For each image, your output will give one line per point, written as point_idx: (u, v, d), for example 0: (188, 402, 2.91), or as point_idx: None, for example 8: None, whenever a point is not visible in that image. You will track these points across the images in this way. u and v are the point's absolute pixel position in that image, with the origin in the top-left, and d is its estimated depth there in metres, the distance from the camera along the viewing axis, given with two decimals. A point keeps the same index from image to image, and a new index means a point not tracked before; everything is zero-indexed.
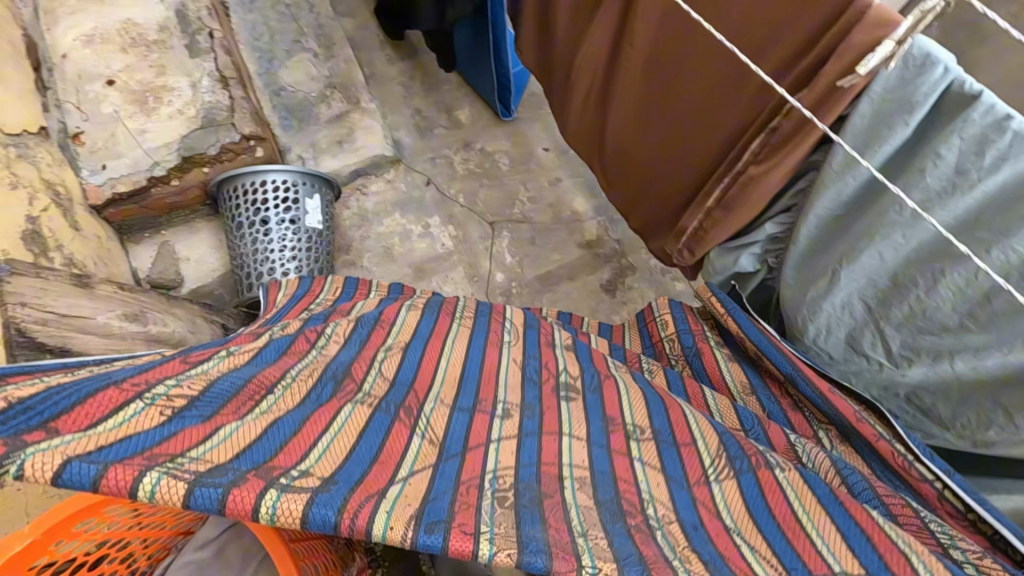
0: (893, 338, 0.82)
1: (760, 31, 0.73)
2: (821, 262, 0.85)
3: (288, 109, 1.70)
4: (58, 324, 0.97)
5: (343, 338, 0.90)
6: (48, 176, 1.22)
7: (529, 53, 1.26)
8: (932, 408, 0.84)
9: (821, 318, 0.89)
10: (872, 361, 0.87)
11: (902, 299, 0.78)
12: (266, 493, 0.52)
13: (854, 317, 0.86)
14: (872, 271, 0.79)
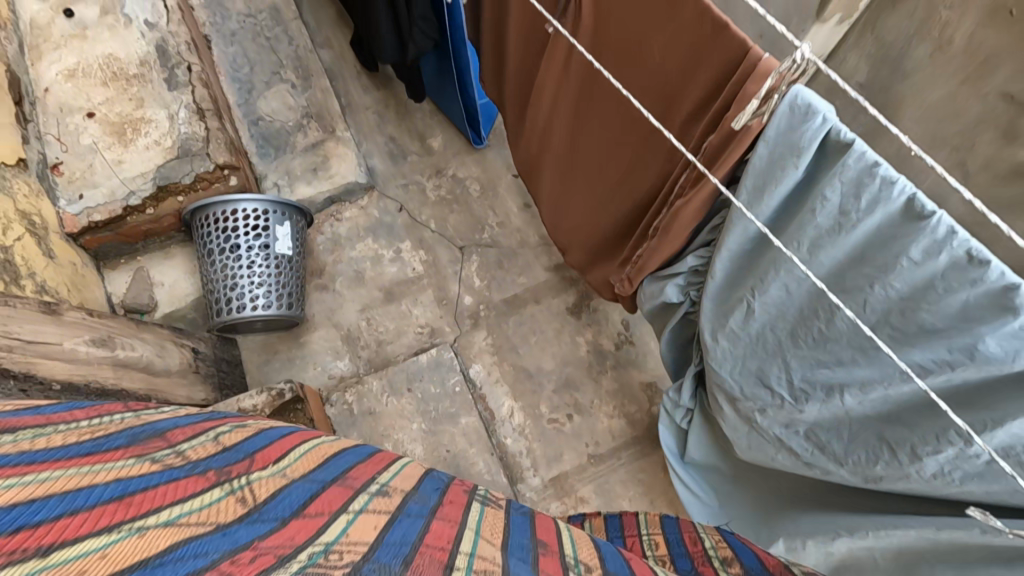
0: (796, 371, 0.87)
1: (684, 71, 0.79)
2: (735, 295, 0.91)
3: (265, 138, 1.79)
4: (23, 350, 1.00)
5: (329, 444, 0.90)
6: (24, 206, 1.28)
7: (491, 82, 1.32)
8: (827, 444, 0.90)
9: (741, 347, 0.93)
10: (777, 395, 0.92)
11: (808, 332, 0.81)
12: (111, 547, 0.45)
13: (766, 350, 0.90)
14: (780, 302, 0.83)
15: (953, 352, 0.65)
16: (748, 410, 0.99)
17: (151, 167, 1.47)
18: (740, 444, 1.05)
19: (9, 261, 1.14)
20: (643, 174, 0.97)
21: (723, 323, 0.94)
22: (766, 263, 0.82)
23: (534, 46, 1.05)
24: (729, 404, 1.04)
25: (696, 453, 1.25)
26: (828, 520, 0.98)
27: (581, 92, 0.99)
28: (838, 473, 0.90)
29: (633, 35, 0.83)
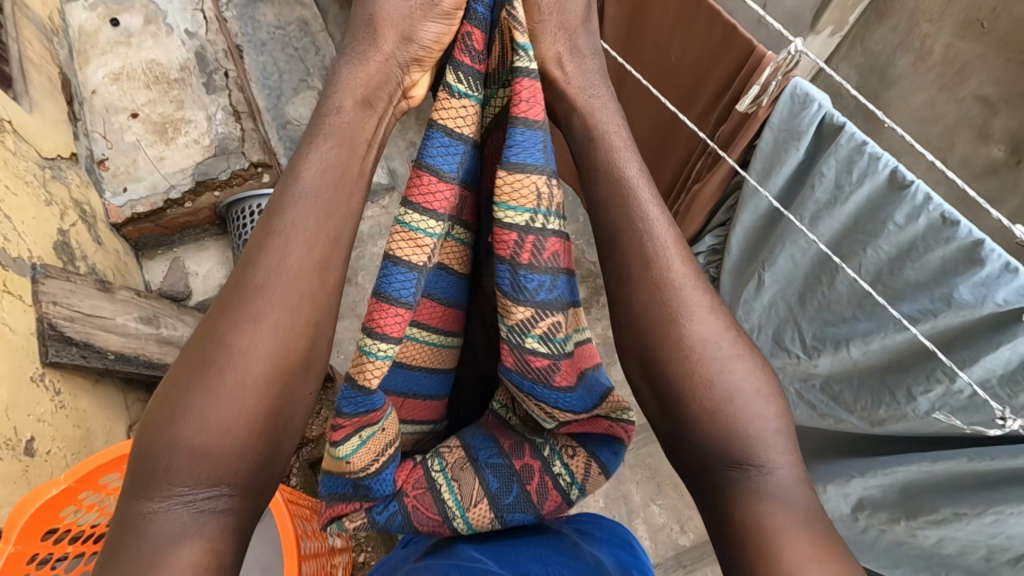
0: (807, 332, 0.98)
1: (699, 67, 0.90)
2: (751, 266, 1.02)
3: (293, 141, 1.89)
4: (83, 322, 1.09)
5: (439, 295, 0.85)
6: (76, 195, 1.37)
7: None
8: (840, 394, 0.99)
9: (756, 315, 1.05)
10: (792, 354, 1.02)
11: (815, 296, 0.94)
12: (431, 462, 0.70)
13: (779, 315, 1.02)
14: (789, 272, 0.96)
15: (935, 301, 0.75)
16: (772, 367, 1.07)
17: (191, 163, 1.58)
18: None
19: (67, 243, 1.22)
20: (668, 160, 1.09)
21: (739, 295, 1.06)
22: (777, 236, 0.95)
23: None
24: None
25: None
26: (842, 467, 1.07)
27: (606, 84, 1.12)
28: (848, 420, 0.98)
29: (656, 37, 0.96)
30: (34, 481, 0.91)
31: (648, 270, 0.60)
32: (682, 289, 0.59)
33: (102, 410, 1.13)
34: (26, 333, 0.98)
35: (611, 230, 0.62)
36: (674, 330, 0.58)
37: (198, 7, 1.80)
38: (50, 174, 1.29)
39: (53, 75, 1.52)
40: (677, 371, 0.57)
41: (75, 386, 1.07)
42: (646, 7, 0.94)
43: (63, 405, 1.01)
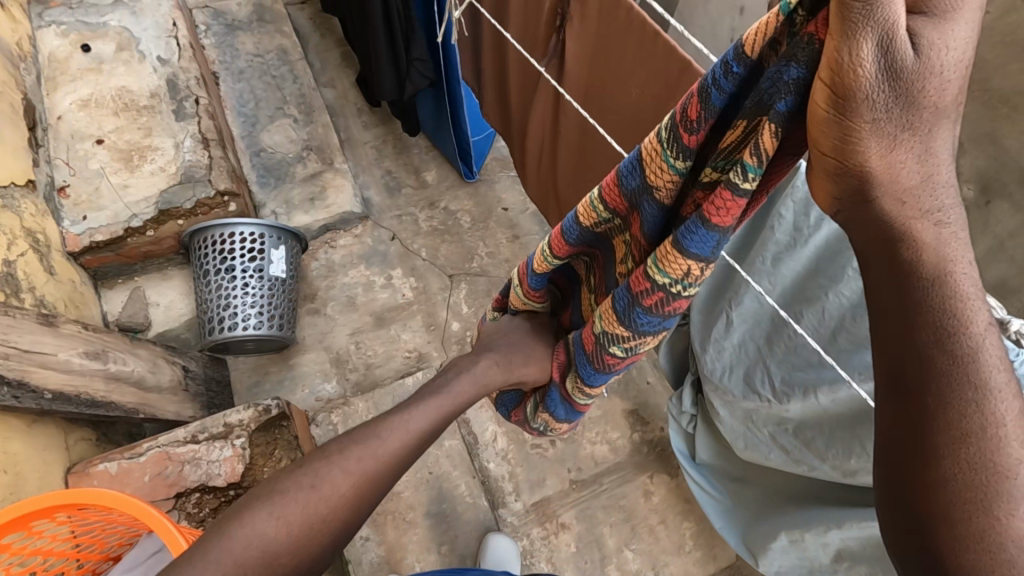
0: (775, 374, 0.92)
1: (651, 110, 0.89)
2: (718, 305, 1.00)
3: (266, 168, 1.87)
4: (19, 359, 1.03)
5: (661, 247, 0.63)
6: (29, 224, 1.32)
7: (491, 108, 1.43)
8: (812, 439, 0.91)
9: (725, 355, 1.00)
10: (762, 398, 0.96)
11: (781, 338, 0.89)
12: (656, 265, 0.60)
13: (749, 356, 0.96)
14: (756, 312, 0.92)
15: None
16: (745, 408, 1.02)
17: (155, 191, 1.54)
18: (738, 446, 1.07)
19: (12, 275, 1.18)
20: None
21: (709, 334, 1.02)
22: (738, 278, 0.92)
23: (530, 83, 1.22)
24: (727, 406, 1.06)
25: (705, 453, 1.30)
26: (818, 514, 1.03)
27: (573, 120, 1.14)
28: (821, 469, 0.92)
29: (611, 79, 0.95)
30: None
31: (957, 440, 0.41)
32: (1013, 474, 0.41)
33: (36, 452, 1.06)
34: None
35: (918, 384, 0.42)
36: (979, 520, 0.40)
37: (172, 34, 1.79)
38: (1, 203, 1.25)
39: (15, 102, 1.49)
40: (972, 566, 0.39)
41: (6, 427, 1.01)
42: (603, 42, 0.93)
43: None
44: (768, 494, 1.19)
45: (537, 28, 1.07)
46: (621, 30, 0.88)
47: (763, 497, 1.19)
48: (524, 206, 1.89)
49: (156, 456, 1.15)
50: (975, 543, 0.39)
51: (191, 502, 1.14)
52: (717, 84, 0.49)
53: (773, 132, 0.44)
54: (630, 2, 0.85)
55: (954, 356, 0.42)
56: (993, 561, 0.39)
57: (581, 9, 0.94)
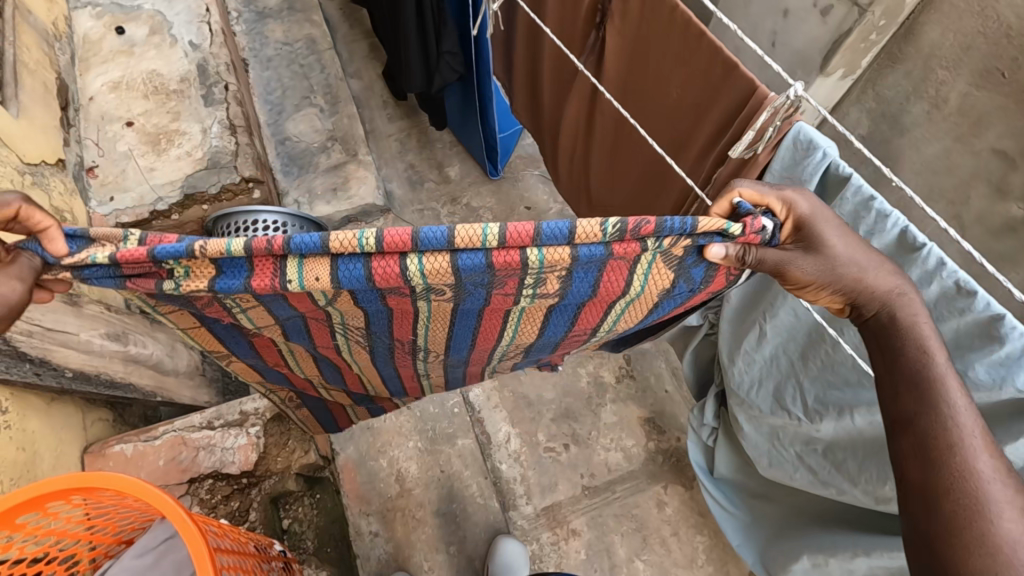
0: (808, 393, 0.89)
1: (692, 109, 0.86)
2: (751, 316, 0.96)
3: (291, 157, 1.87)
4: (41, 336, 1.03)
5: (535, 291, 0.68)
6: (58, 204, 1.33)
7: (521, 99, 1.45)
8: (843, 462, 0.88)
9: (755, 369, 0.98)
10: (793, 416, 0.93)
11: (816, 354, 0.85)
12: (416, 301, 0.68)
13: (780, 371, 0.93)
14: (790, 326, 0.88)
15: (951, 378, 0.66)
16: (771, 425, 0.99)
17: (180, 176, 1.54)
18: (760, 461, 1.04)
19: None
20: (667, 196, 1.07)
21: (739, 344, 0.99)
22: (775, 289, 0.88)
23: (565, 79, 1.21)
24: (752, 421, 1.04)
25: (724, 469, 1.26)
26: (843, 540, 1.01)
27: (609, 118, 1.13)
28: (852, 493, 0.88)
29: (653, 76, 0.93)
30: None
31: (941, 443, 0.57)
32: (977, 465, 0.55)
33: (52, 430, 1.07)
34: None
35: (911, 412, 0.60)
36: (946, 500, 0.55)
37: (204, 20, 1.79)
38: (31, 180, 1.26)
39: (49, 81, 1.51)
40: (938, 530, 0.55)
41: (25, 404, 1.01)
42: (645, 39, 0.91)
43: (8, 425, 0.95)
44: (788, 511, 1.17)
45: (576, 23, 1.06)
46: (667, 25, 0.85)
47: (785, 515, 1.17)
48: (548, 206, 1.86)
49: (171, 440, 1.14)
50: (943, 518, 0.55)
51: (204, 488, 1.14)
52: (676, 231, 0.58)
53: (707, 224, 0.59)
54: (675, 1, 0.82)
55: (937, 384, 0.59)
56: (960, 525, 0.53)
57: (623, 7, 0.92)
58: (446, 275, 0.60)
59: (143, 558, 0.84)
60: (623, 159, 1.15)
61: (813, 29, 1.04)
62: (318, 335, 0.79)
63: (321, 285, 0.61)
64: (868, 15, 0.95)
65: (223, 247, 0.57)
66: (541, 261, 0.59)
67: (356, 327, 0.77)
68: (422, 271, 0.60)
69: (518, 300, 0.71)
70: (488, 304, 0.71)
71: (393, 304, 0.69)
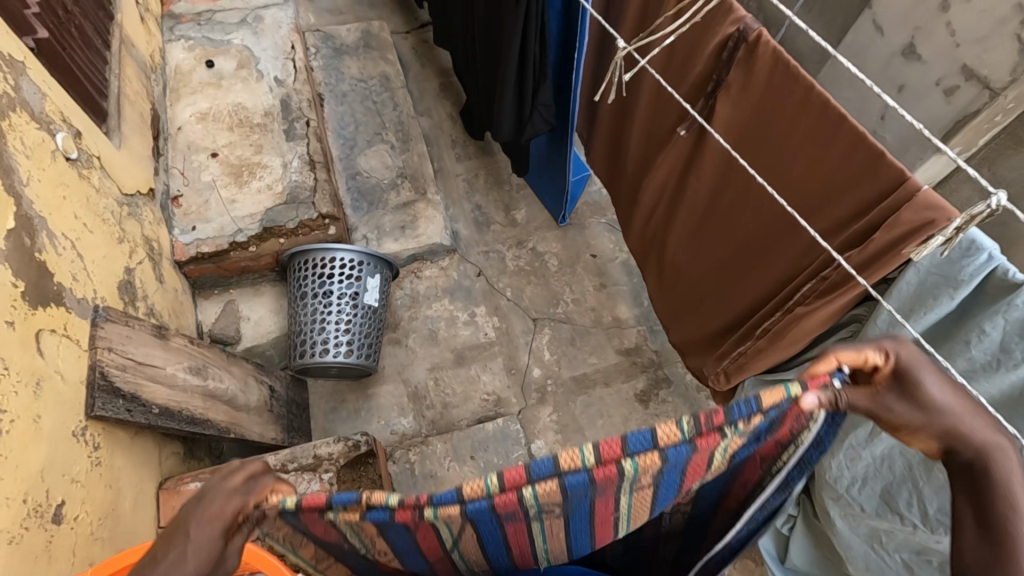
0: (930, 502, 0.84)
1: (818, 190, 0.85)
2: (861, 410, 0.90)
3: (361, 192, 1.88)
4: (133, 370, 1.03)
5: (646, 484, 0.59)
6: (148, 233, 1.35)
7: (599, 146, 1.47)
8: None
9: (860, 467, 0.92)
10: (907, 522, 0.88)
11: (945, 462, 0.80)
12: (531, 510, 0.60)
13: (893, 472, 0.88)
14: None
15: None
16: (874, 528, 0.93)
17: (261, 209, 1.56)
18: (855, 564, 0.98)
19: (130, 283, 1.20)
20: (762, 272, 1.04)
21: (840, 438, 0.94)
22: None
23: (659, 139, 1.20)
24: (847, 520, 0.97)
25: (797, 560, 1.18)
26: None
27: (704, 184, 1.11)
28: None
29: (771, 151, 0.91)
30: (79, 555, 0.85)
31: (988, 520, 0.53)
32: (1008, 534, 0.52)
33: (136, 465, 1.06)
34: (76, 380, 0.93)
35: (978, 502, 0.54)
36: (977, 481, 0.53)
37: (290, 56, 1.84)
38: (127, 211, 1.28)
39: (145, 111, 1.56)
40: None
41: (113, 439, 1.00)
42: (765, 113, 0.90)
43: (99, 462, 0.94)
44: None
45: (684, 87, 1.06)
46: (797, 103, 0.84)
47: None
48: (614, 254, 1.84)
49: None
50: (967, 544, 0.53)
51: None
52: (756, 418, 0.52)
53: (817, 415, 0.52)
54: (811, 80, 0.81)
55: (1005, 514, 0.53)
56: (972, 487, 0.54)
57: (743, 78, 0.91)
58: (553, 484, 0.53)
59: None
60: (711, 227, 1.13)
61: (933, 106, 1.04)
62: (428, 550, 0.74)
63: (471, 491, 0.55)
64: (999, 98, 0.94)
65: (381, 496, 0.58)
66: (630, 467, 0.53)
67: (476, 544, 0.73)
68: (536, 491, 0.54)
69: (620, 501, 0.63)
70: (588, 511, 0.64)
71: (508, 520, 0.62)
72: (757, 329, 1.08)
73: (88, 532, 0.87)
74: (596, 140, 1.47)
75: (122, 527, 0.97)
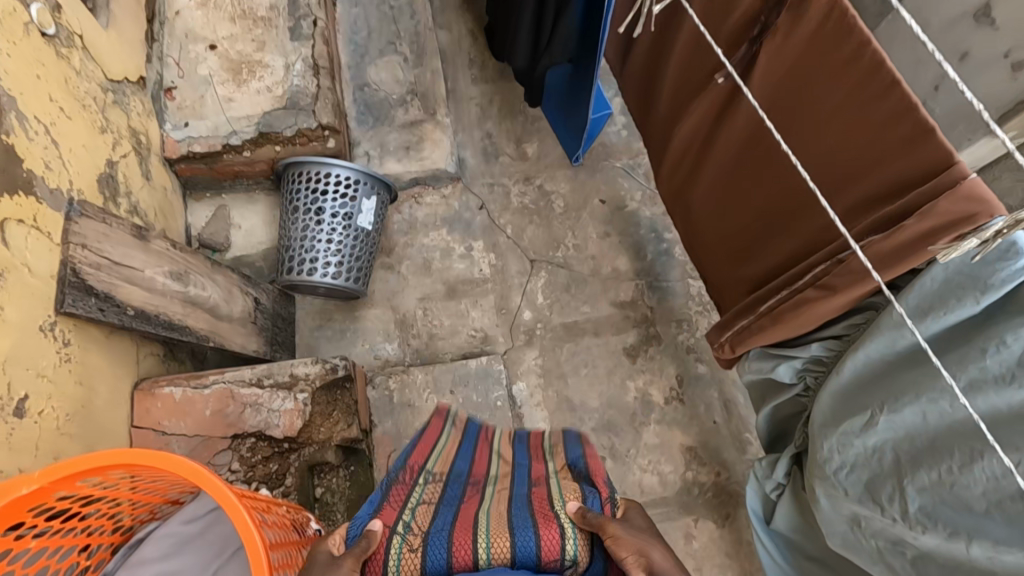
0: (911, 500, 0.74)
1: (852, 164, 0.76)
2: (865, 398, 0.79)
3: (367, 106, 1.78)
4: (109, 271, 1.00)
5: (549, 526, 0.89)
6: (135, 124, 1.28)
7: (632, 82, 1.36)
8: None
9: (850, 453, 0.81)
10: (886, 514, 0.78)
11: (933, 465, 0.71)
12: None
13: (882, 465, 0.78)
14: (911, 427, 0.74)
15: None
16: (856, 512, 0.83)
17: (257, 111, 1.46)
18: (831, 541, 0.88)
19: (113, 177, 1.15)
20: (779, 246, 0.97)
21: (837, 424, 0.83)
22: (907, 382, 0.73)
23: (693, 85, 1.09)
24: (830, 499, 0.86)
25: (783, 525, 1.05)
26: None
27: (737, 138, 1.01)
28: None
29: (807, 113, 0.82)
30: (44, 448, 0.85)
31: None
32: None
33: (111, 364, 1.05)
34: (46, 276, 0.91)
35: None
36: None
37: None
38: (112, 99, 1.21)
39: None
40: None
41: (88, 338, 0.99)
42: (811, 70, 0.80)
43: (69, 359, 0.94)
44: None
45: (721, 31, 0.94)
46: (847, 62, 0.74)
47: None
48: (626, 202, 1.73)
49: (221, 392, 1.13)
50: None
51: (246, 446, 1.13)
52: None
53: None
54: (867, 36, 0.70)
55: None
56: None
57: (789, 25, 0.80)
58: None
59: (190, 526, 0.87)
60: (740, 186, 1.04)
61: None
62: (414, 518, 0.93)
63: None
64: None
65: None
66: None
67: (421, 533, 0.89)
68: None
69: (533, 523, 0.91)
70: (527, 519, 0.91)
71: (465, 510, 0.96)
72: (760, 304, 0.98)
73: (52, 426, 0.87)
74: (630, 72, 1.35)
75: (95, 426, 0.98)
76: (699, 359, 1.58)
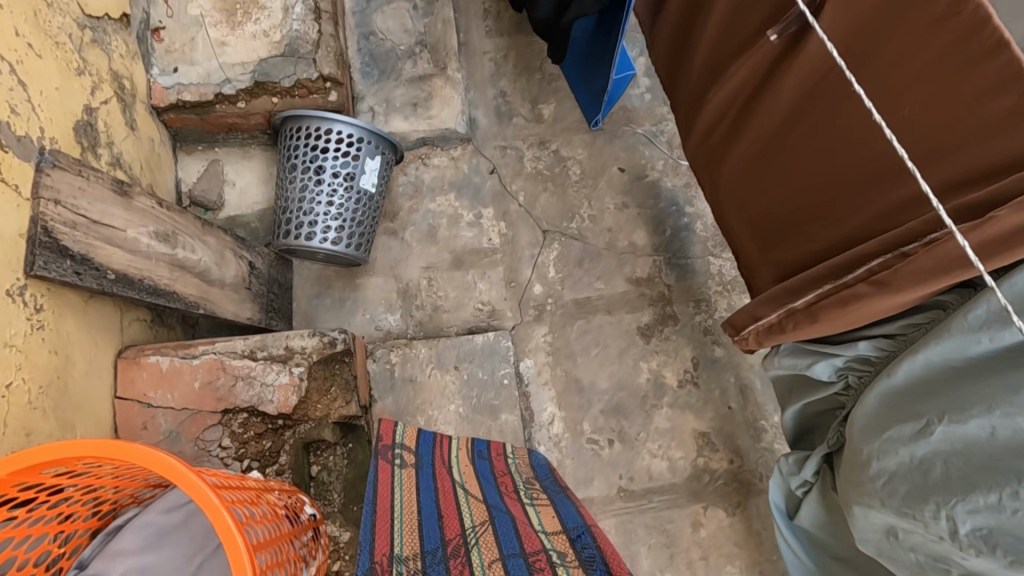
0: (962, 521, 0.65)
1: (940, 133, 0.67)
2: (921, 404, 0.71)
3: (372, 57, 1.64)
4: (86, 230, 0.91)
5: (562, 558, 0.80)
6: (117, 67, 1.16)
7: (662, 42, 1.23)
8: None
9: (892, 462, 0.73)
10: (929, 531, 0.69)
11: (993, 485, 0.62)
12: None
13: (927, 479, 0.69)
14: (971, 440, 0.65)
15: None
16: (891, 523, 0.74)
17: (253, 58, 1.34)
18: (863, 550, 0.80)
19: (91, 125, 1.04)
20: (825, 227, 0.86)
21: (884, 429, 0.75)
22: (978, 392, 0.64)
23: (738, 42, 0.97)
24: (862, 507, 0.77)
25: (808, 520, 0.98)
26: None
27: (786, 104, 0.90)
28: None
29: (889, 72, 0.72)
30: (14, 424, 0.78)
31: None
32: None
33: (90, 331, 0.97)
34: (14, 235, 0.81)
35: None
36: None
37: None
38: (91, 37, 1.09)
39: None
40: None
41: (63, 302, 0.90)
42: (901, 21, 0.69)
43: (41, 326, 0.85)
44: None
45: None
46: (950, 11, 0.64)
47: None
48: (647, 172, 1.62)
49: (211, 363, 1.06)
50: None
51: (238, 422, 1.06)
52: None
53: None
54: None
55: None
56: None
57: None
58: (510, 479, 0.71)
59: (171, 515, 0.82)
60: (783, 158, 0.93)
61: None
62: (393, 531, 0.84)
63: None
64: None
65: None
66: None
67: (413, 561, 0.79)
68: None
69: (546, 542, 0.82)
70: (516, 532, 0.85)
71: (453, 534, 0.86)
72: (793, 295, 0.88)
73: (22, 399, 0.80)
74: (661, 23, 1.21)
75: (71, 398, 0.90)
76: (716, 342, 1.50)
